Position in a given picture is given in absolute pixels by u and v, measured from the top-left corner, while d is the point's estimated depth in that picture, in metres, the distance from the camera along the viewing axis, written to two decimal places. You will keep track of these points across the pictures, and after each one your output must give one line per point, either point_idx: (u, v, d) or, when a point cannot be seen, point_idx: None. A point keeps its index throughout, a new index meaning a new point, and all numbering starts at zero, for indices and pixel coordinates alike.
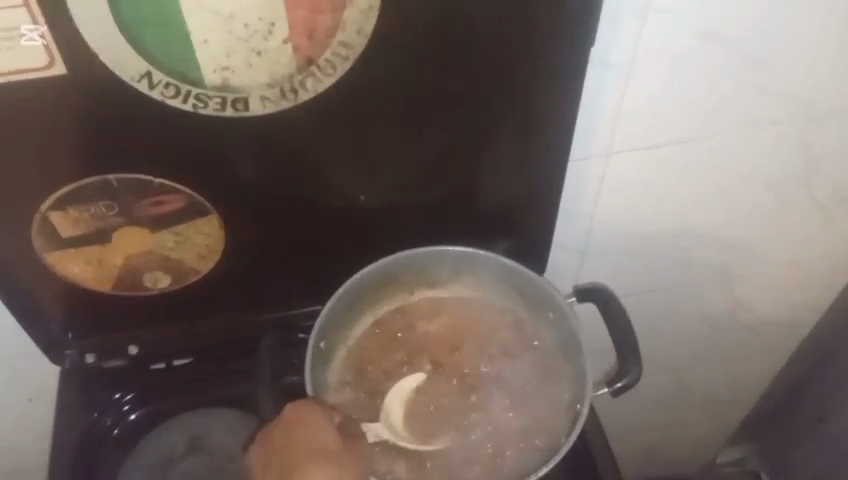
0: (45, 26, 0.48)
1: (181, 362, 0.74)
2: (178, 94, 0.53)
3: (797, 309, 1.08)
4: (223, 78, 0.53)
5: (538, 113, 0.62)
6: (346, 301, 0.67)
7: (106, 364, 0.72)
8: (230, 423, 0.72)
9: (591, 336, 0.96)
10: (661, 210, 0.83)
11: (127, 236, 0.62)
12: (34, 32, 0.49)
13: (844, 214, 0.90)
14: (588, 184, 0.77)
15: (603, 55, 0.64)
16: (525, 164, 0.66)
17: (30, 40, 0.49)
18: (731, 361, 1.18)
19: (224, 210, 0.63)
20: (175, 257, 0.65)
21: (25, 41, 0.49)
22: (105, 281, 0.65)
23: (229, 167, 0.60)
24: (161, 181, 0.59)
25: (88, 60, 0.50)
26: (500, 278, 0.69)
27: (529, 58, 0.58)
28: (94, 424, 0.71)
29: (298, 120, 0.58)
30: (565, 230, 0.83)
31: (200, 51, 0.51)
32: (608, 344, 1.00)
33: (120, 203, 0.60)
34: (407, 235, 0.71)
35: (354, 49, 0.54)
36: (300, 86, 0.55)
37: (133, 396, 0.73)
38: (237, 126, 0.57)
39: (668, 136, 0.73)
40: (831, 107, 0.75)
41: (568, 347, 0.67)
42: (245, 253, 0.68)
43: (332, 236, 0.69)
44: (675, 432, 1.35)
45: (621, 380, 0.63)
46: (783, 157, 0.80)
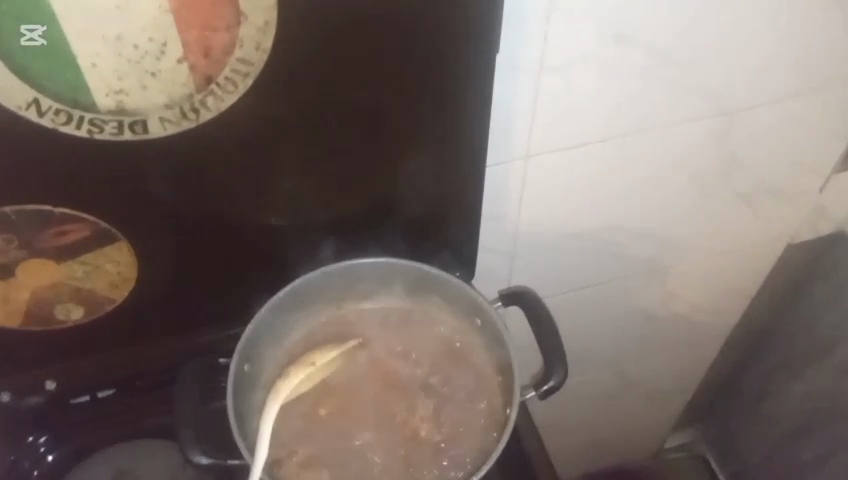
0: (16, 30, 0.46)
1: (105, 394, 0.71)
2: (70, 121, 0.51)
3: (727, 297, 1.10)
4: (117, 101, 0.51)
5: (449, 122, 0.62)
6: (269, 321, 0.66)
7: (22, 403, 0.68)
8: (153, 453, 0.71)
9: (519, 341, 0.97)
10: (587, 208, 0.84)
11: (32, 270, 0.60)
12: (36, 32, 0.46)
13: (762, 201, 0.92)
14: (509, 188, 0.77)
15: (511, 60, 0.64)
16: (442, 173, 0.66)
17: (31, 40, 0.46)
18: (668, 351, 1.20)
19: (132, 237, 0.61)
20: (86, 288, 0.63)
21: (25, 41, 0.46)
22: (14, 316, 0.63)
23: (132, 192, 0.58)
24: (62, 211, 0.57)
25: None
26: (425, 288, 0.69)
27: (436, 67, 0.58)
28: (11, 468, 0.69)
29: (203, 140, 0.56)
30: (491, 235, 0.83)
31: (90, 75, 0.49)
32: (531, 343, 1.01)
33: (21, 236, 0.57)
34: (329, 250, 0.70)
35: (254, 65, 0.53)
36: (200, 105, 0.54)
37: (48, 437, 0.70)
38: (138, 150, 0.55)
39: (584, 137, 0.74)
40: (739, 100, 0.77)
41: (497, 350, 0.67)
42: (159, 278, 0.66)
43: (251, 256, 0.68)
44: (620, 425, 1.37)
45: (547, 382, 0.61)
46: (697, 150, 0.81)
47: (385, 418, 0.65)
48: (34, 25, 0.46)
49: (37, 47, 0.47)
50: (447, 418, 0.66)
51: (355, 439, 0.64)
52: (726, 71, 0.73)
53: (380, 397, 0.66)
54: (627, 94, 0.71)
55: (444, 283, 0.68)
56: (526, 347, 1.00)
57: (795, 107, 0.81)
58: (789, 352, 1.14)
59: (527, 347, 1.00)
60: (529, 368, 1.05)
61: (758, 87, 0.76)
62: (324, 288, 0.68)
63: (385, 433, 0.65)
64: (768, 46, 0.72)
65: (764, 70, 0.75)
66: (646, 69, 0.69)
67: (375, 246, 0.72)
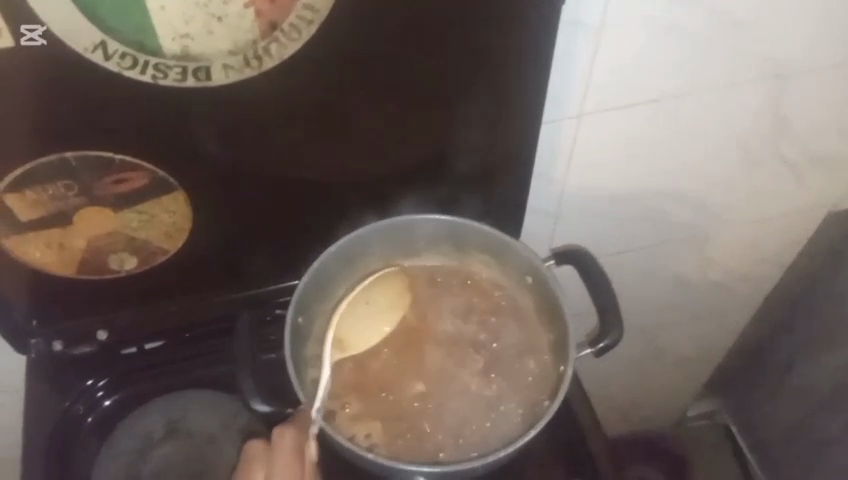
0: (43, 27, 0.47)
1: (152, 346, 0.72)
2: (135, 65, 0.51)
3: (765, 266, 1.09)
4: (182, 46, 0.51)
5: (509, 76, 0.61)
6: (322, 275, 0.66)
7: (74, 352, 0.69)
8: (206, 404, 0.70)
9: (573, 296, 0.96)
10: (635, 170, 0.83)
11: (90, 218, 0.60)
12: (35, 32, 0.48)
13: (811, 169, 0.91)
14: (559, 148, 0.76)
15: (574, 15, 0.63)
16: (498, 129, 0.65)
17: (30, 40, 0.48)
18: (702, 319, 1.19)
19: (190, 186, 0.61)
20: (141, 237, 0.63)
21: (25, 41, 0.48)
22: (69, 264, 0.63)
23: (193, 141, 0.57)
24: (122, 158, 0.57)
25: (30, 44, 0.48)
26: (477, 246, 0.69)
27: (500, 19, 0.57)
28: (66, 413, 0.69)
29: (265, 88, 0.56)
30: (539, 196, 0.82)
31: (156, 18, 0.49)
32: (589, 304, 1.00)
33: (81, 182, 0.57)
34: (380, 204, 0.70)
35: (319, 12, 0.52)
36: (263, 53, 0.53)
37: (106, 382, 0.71)
38: (200, 98, 0.54)
39: (639, 98, 0.73)
40: (798, 62, 0.75)
41: (549, 310, 0.67)
42: (213, 230, 0.66)
43: (305, 210, 0.68)
44: (648, 391, 1.37)
45: (602, 340, 0.63)
46: (750, 113, 0.80)
47: (437, 373, 0.65)
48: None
49: (38, 47, 0.48)
50: (499, 374, 0.66)
51: (407, 393, 0.64)
52: (787, 31, 0.71)
53: (431, 352, 0.66)
54: (684, 54, 0.70)
55: (498, 243, 0.68)
56: (580, 304, 0.99)
57: None
58: (816, 327, 1.12)
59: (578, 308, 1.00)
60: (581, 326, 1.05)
61: (816, 50, 0.74)
62: (375, 243, 0.68)
63: (435, 387, 0.65)
64: (833, 7, 0.70)
65: (825, 32, 0.73)
66: (707, 26, 0.68)
67: (426, 203, 0.71)
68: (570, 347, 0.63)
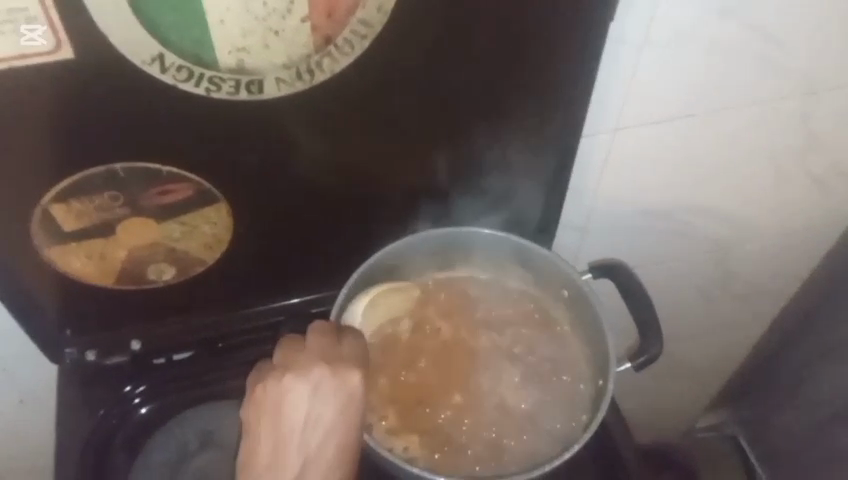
0: (47, 27, 0.46)
1: (181, 357, 0.72)
2: (190, 78, 0.51)
3: (783, 280, 1.10)
4: (238, 59, 0.51)
5: (552, 92, 0.62)
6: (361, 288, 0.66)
7: (107, 362, 0.69)
8: (241, 416, 0.70)
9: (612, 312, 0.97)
10: (663, 185, 0.83)
11: (132, 229, 0.59)
12: (35, 32, 0.46)
13: (835, 186, 0.92)
14: (593, 163, 0.77)
15: (619, 32, 0.63)
16: (538, 143, 0.66)
17: (30, 40, 0.46)
18: (718, 332, 1.20)
19: (232, 199, 0.61)
20: (181, 249, 0.63)
21: (25, 41, 0.46)
22: (108, 274, 0.63)
23: (240, 153, 0.58)
24: (169, 170, 0.57)
25: (31, 44, 0.47)
26: (513, 260, 0.69)
27: (548, 36, 0.57)
28: (100, 423, 0.68)
29: (314, 102, 0.56)
30: (569, 208, 0.83)
31: (215, 31, 0.49)
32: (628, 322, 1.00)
33: (126, 192, 0.57)
34: (417, 216, 0.70)
35: (373, 27, 0.52)
36: (316, 67, 0.53)
37: (145, 388, 0.71)
38: (252, 111, 0.55)
39: (674, 113, 0.74)
40: (831, 81, 0.76)
41: (585, 322, 0.68)
42: (252, 242, 0.66)
43: (344, 223, 0.68)
44: (661, 402, 1.37)
45: (643, 354, 0.63)
46: (780, 130, 0.81)
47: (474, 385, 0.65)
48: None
49: (38, 47, 0.47)
50: (537, 388, 0.66)
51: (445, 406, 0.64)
52: (820, 49, 0.72)
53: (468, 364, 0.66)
54: (721, 70, 0.70)
55: (536, 257, 0.67)
56: (618, 324, 1.00)
57: None
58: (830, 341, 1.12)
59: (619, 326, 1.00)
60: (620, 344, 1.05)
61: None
62: (412, 256, 0.68)
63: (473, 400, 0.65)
64: None
65: None
66: (742, 42, 0.68)
67: (462, 217, 0.71)
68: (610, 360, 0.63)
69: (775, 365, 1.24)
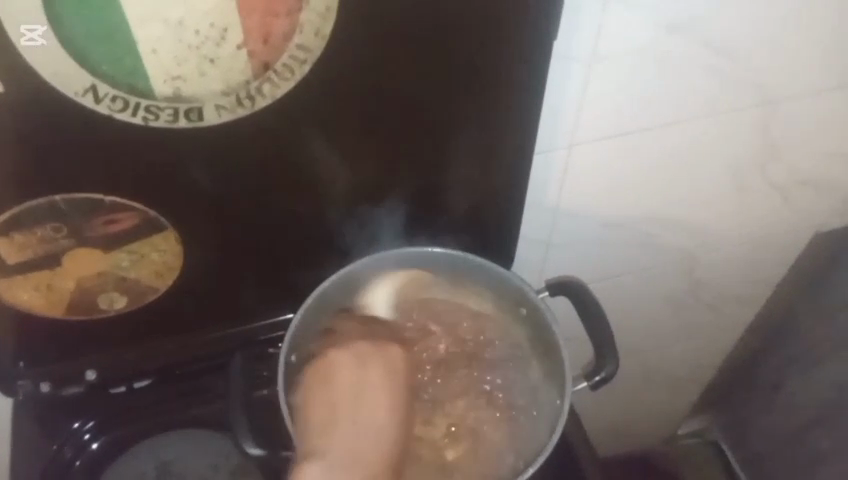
0: (45, 26, 0.45)
1: (140, 385, 0.70)
2: (126, 108, 0.51)
3: (755, 288, 1.10)
4: (174, 87, 0.50)
5: (501, 112, 0.62)
6: (316, 310, 0.66)
7: (62, 392, 0.68)
8: (198, 443, 0.70)
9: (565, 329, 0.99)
10: (624, 199, 0.83)
11: (78, 259, 0.59)
12: (35, 32, 0.45)
13: (798, 193, 0.92)
14: (550, 178, 0.77)
15: (565, 49, 0.63)
16: (491, 163, 0.65)
17: (30, 40, 0.45)
18: (694, 342, 1.19)
19: (180, 226, 0.60)
20: (131, 277, 0.62)
21: (25, 41, 0.45)
22: (56, 305, 0.62)
23: (184, 180, 0.57)
24: (112, 199, 0.56)
25: (31, 45, 0.46)
26: (469, 277, 0.70)
27: (493, 57, 0.57)
28: (54, 457, 0.67)
29: (257, 128, 0.55)
30: (530, 224, 0.83)
31: (148, 60, 0.49)
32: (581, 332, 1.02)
33: (69, 223, 0.56)
34: (372, 238, 0.69)
35: (312, 51, 0.52)
36: (256, 92, 0.53)
37: (94, 423, 0.69)
38: (193, 138, 0.54)
39: (630, 127, 0.74)
40: (786, 91, 0.76)
41: (543, 338, 0.68)
42: (204, 268, 0.65)
43: (298, 246, 0.67)
44: (641, 413, 1.36)
45: (599, 373, 0.66)
46: (738, 141, 0.81)
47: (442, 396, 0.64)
48: (58, 26, 0.45)
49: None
50: (494, 409, 0.66)
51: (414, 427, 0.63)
52: (772, 59, 0.72)
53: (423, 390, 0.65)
54: (673, 82, 0.70)
55: (489, 271, 0.69)
56: (574, 333, 1.01)
57: (839, 98, 0.80)
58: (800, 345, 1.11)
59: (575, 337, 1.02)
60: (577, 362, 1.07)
61: (804, 77, 0.75)
62: (367, 278, 0.68)
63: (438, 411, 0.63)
64: (819, 36, 0.71)
65: (811, 63, 0.74)
66: (693, 56, 0.68)
67: (418, 237, 0.71)
68: (567, 383, 0.64)
69: (752, 371, 1.24)
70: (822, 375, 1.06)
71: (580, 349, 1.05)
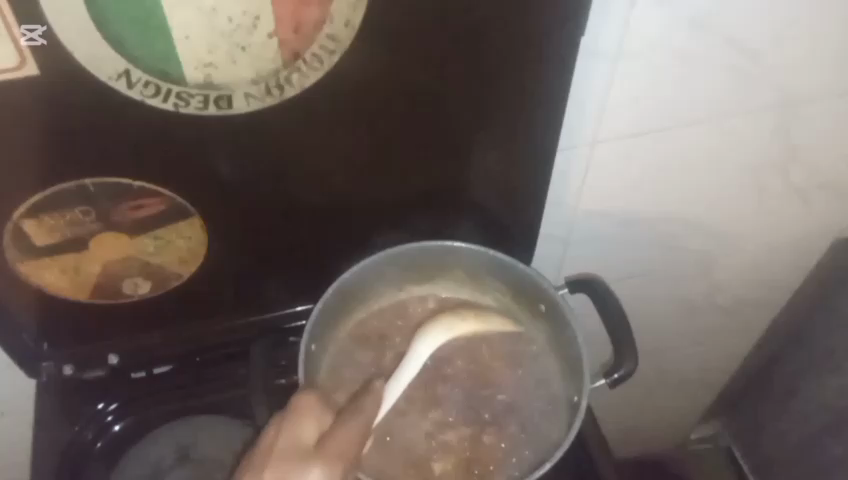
0: (45, 26, 0.46)
1: (161, 371, 0.71)
2: (158, 93, 0.51)
3: (773, 292, 1.09)
4: (205, 75, 0.51)
5: (526, 107, 0.62)
6: (335, 300, 0.65)
7: (85, 375, 0.69)
8: (217, 431, 0.71)
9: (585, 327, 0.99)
10: (645, 198, 0.83)
11: (105, 242, 0.59)
12: (36, 32, 0.46)
13: (820, 197, 0.91)
14: (571, 175, 0.77)
15: (592, 46, 0.63)
16: (514, 158, 0.66)
17: (30, 40, 0.47)
18: (710, 345, 1.18)
19: (206, 212, 0.61)
20: (155, 263, 0.63)
21: (25, 41, 0.47)
22: (82, 289, 0.62)
23: (211, 167, 0.58)
24: (140, 184, 0.57)
25: (31, 44, 0.47)
26: (490, 271, 0.68)
27: (520, 52, 0.58)
28: (75, 439, 0.68)
29: (285, 117, 0.56)
30: (550, 220, 0.83)
31: (181, 47, 0.49)
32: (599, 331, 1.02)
33: (98, 207, 0.57)
34: (394, 231, 0.70)
35: (342, 42, 0.52)
36: (285, 81, 0.53)
37: (116, 405, 0.70)
38: (221, 125, 0.55)
39: (653, 125, 0.73)
40: (811, 93, 0.76)
41: (562, 336, 0.67)
42: (227, 255, 0.66)
43: (321, 236, 0.68)
44: (653, 415, 1.36)
45: (618, 371, 0.66)
46: (761, 142, 0.80)
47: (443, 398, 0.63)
48: (94, 10, 0.46)
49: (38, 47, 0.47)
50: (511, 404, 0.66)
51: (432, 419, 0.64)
52: (799, 61, 0.72)
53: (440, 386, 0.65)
54: (698, 82, 0.70)
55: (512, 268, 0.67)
56: (590, 332, 1.01)
57: None
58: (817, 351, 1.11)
59: (594, 336, 1.02)
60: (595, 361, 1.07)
61: (830, 80, 0.75)
62: (387, 269, 0.67)
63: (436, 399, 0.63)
64: (846, 39, 0.71)
65: (838, 65, 0.73)
66: (719, 56, 0.68)
67: (439, 231, 0.71)
68: (586, 378, 0.64)
69: (767, 376, 1.23)
70: (838, 381, 1.05)
71: (599, 346, 1.05)
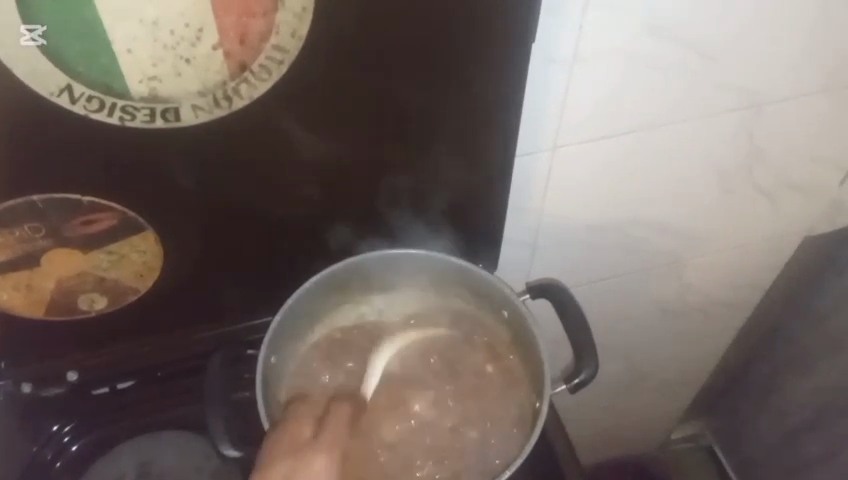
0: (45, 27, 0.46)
1: (125, 385, 0.71)
2: (102, 108, 0.51)
3: (747, 292, 1.09)
4: (150, 88, 0.51)
5: (482, 114, 0.62)
6: (295, 313, 0.65)
7: (44, 393, 0.67)
8: (179, 447, 0.70)
9: (546, 329, 0.99)
10: (608, 204, 0.84)
11: (58, 259, 0.59)
12: (35, 32, 0.46)
13: (786, 197, 0.92)
14: (534, 180, 0.77)
15: (546, 52, 0.63)
16: (472, 165, 0.65)
17: (30, 40, 0.46)
18: (685, 346, 1.18)
19: (160, 226, 0.60)
20: (111, 277, 0.62)
21: (25, 41, 0.46)
22: (37, 306, 0.62)
23: (163, 180, 0.57)
24: (90, 199, 0.56)
25: (30, 45, 0.46)
26: (453, 277, 0.68)
27: (472, 59, 0.57)
28: (34, 459, 0.68)
29: (234, 128, 0.55)
30: (515, 226, 0.83)
31: (123, 60, 0.49)
32: (562, 334, 1.02)
33: (48, 224, 0.56)
34: (353, 239, 0.69)
35: (289, 52, 0.52)
36: (234, 93, 0.53)
37: (72, 426, 0.70)
38: (169, 138, 0.54)
39: (611, 129, 0.73)
40: (770, 92, 0.76)
41: (522, 343, 0.67)
42: (184, 268, 0.65)
43: (280, 248, 0.67)
44: (633, 419, 1.35)
45: (579, 375, 0.66)
46: (724, 143, 0.81)
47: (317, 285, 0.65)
48: (33, 24, 0.46)
49: None
50: (475, 414, 0.66)
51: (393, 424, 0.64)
52: (754, 63, 0.72)
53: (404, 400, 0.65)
54: (655, 86, 0.70)
55: (473, 274, 0.67)
56: (554, 336, 1.02)
57: (828, 100, 0.80)
58: (792, 350, 1.11)
59: (556, 337, 1.02)
60: (558, 361, 1.07)
61: (789, 80, 0.75)
62: (347, 278, 0.67)
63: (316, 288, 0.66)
64: (804, 38, 0.71)
65: (796, 65, 0.74)
66: (675, 59, 0.68)
67: (399, 240, 0.71)
68: (548, 382, 0.64)
69: (746, 376, 1.23)
70: (815, 378, 1.05)
71: (559, 345, 1.04)
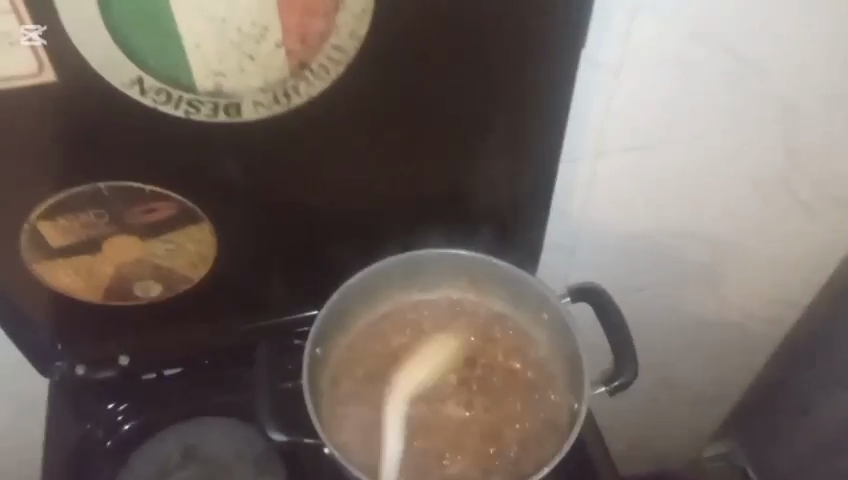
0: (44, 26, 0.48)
1: (171, 373, 0.74)
2: (169, 100, 0.53)
3: (785, 308, 1.08)
4: (215, 83, 0.53)
5: (529, 119, 0.63)
6: (342, 305, 0.67)
7: (96, 375, 0.71)
8: (222, 435, 0.71)
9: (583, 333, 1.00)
10: (648, 212, 0.84)
11: (120, 244, 0.61)
12: (34, 32, 0.48)
13: (830, 213, 0.91)
14: (576, 183, 0.78)
15: (593, 56, 0.65)
16: (517, 168, 0.67)
17: (30, 40, 0.49)
18: (719, 360, 1.17)
19: (214, 217, 0.63)
20: (167, 265, 0.64)
21: (26, 41, 0.48)
22: (95, 290, 0.64)
23: (222, 173, 0.60)
24: (152, 188, 0.59)
25: (32, 44, 0.49)
26: (496, 279, 0.70)
27: (523, 65, 0.59)
28: (86, 435, 0.71)
29: (291, 125, 0.58)
30: (556, 229, 0.84)
31: (191, 56, 0.51)
32: (600, 340, 1.03)
33: (112, 211, 0.59)
34: (399, 237, 0.71)
35: (346, 52, 0.54)
36: (292, 90, 0.55)
37: (127, 406, 0.73)
38: (230, 132, 0.57)
39: (655, 137, 0.74)
40: (817, 108, 0.76)
41: (562, 346, 0.69)
42: (236, 260, 0.67)
43: (329, 244, 0.69)
44: (665, 432, 1.34)
45: (618, 379, 0.67)
46: (768, 155, 0.81)
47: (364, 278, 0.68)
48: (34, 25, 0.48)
49: (57, 53, 0.50)
50: (514, 412, 0.67)
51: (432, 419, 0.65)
52: (798, 77, 0.72)
53: (442, 396, 0.66)
54: (698, 94, 0.71)
55: (515, 277, 0.69)
56: (591, 341, 1.03)
57: None
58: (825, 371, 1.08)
59: (591, 344, 1.03)
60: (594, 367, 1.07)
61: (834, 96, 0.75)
62: (393, 274, 0.69)
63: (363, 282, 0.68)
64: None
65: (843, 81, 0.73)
66: (718, 69, 0.69)
67: (445, 239, 0.73)
68: (587, 385, 0.65)
69: (773, 400, 1.20)
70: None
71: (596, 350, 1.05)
